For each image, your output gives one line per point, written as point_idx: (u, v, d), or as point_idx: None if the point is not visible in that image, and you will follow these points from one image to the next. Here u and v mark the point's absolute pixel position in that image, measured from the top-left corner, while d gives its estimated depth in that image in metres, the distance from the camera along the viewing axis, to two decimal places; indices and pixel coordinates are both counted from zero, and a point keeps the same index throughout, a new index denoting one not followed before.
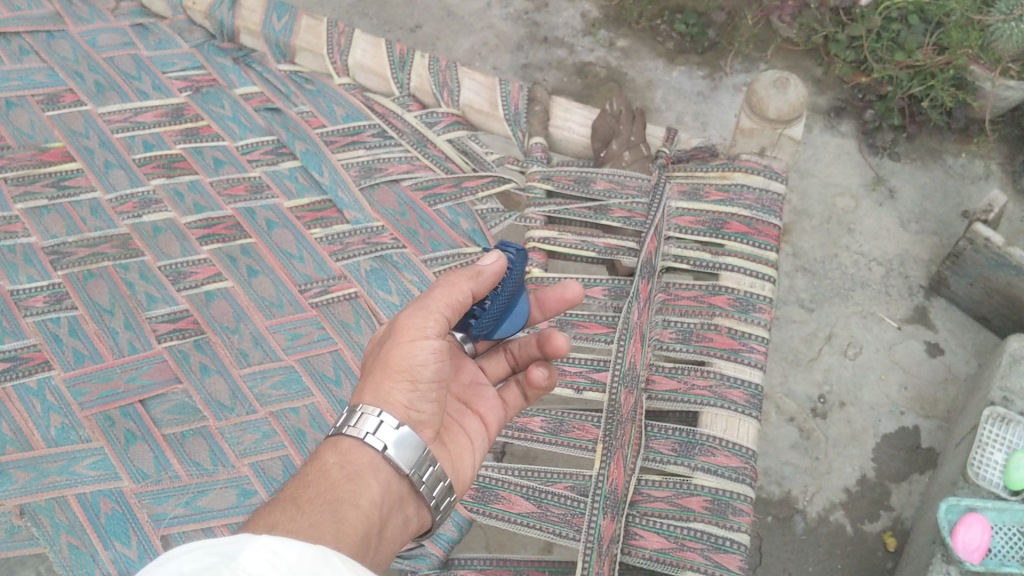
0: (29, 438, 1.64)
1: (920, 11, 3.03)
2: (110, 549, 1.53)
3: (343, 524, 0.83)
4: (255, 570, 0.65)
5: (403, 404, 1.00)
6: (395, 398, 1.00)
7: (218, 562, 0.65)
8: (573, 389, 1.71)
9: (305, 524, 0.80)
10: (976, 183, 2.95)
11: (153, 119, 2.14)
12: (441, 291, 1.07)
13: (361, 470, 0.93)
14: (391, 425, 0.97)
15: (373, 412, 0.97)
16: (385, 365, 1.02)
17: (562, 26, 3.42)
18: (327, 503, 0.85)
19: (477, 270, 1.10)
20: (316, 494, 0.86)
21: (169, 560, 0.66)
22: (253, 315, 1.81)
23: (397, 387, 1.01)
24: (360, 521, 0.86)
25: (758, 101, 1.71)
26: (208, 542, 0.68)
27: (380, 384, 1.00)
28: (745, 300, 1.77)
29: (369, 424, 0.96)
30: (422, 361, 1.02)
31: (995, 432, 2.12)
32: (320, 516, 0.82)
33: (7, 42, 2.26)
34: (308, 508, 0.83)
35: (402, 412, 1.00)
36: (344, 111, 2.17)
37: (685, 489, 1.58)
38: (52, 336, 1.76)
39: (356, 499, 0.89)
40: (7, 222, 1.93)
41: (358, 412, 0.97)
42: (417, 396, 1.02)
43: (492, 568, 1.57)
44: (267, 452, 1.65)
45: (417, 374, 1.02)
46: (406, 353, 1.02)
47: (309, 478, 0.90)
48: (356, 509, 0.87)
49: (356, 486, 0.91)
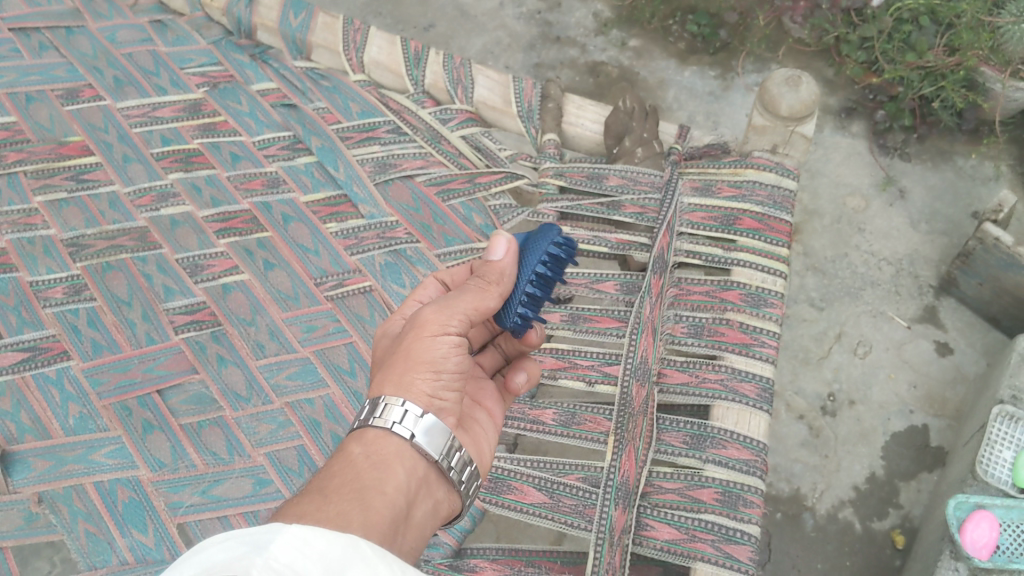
0: (47, 427, 1.65)
1: (931, 11, 3.02)
2: (127, 536, 1.55)
3: (371, 511, 0.86)
4: (287, 558, 0.67)
5: (427, 393, 1.02)
6: (419, 387, 1.02)
7: (251, 551, 0.66)
8: (585, 382, 1.73)
9: (334, 513, 0.82)
10: (986, 184, 2.96)
11: (172, 114, 2.17)
12: (471, 295, 1.09)
13: (386, 458, 0.96)
14: (415, 414, 0.99)
15: (398, 403, 0.99)
16: (406, 359, 1.04)
17: (575, 26, 3.44)
18: (355, 491, 0.88)
19: (500, 273, 1.13)
20: (342, 484, 0.89)
21: (204, 550, 0.67)
22: (270, 308, 1.84)
23: (421, 377, 1.02)
24: (387, 506, 0.88)
25: (771, 99, 1.74)
26: (240, 532, 0.70)
27: (404, 375, 1.02)
28: (756, 295, 1.78)
29: (395, 415, 0.98)
30: (444, 355, 1.04)
31: (1003, 430, 2.13)
32: (347, 504, 0.85)
33: (27, 37, 2.29)
34: (335, 498, 0.86)
35: (426, 400, 1.02)
36: (360, 108, 2.19)
37: (696, 481, 1.60)
38: (71, 327, 1.78)
39: (382, 486, 0.91)
40: (28, 215, 1.96)
41: (383, 404, 0.99)
42: (441, 385, 1.04)
43: (504, 558, 1.59)
44: (283, 442, 1.67)
45: (440, 366, 1.04)
46: (429, 347, 1.04)
47: (334, 470, 0.92)
48: (383, 495, 0.89)
49: (383, 473, 0.93)
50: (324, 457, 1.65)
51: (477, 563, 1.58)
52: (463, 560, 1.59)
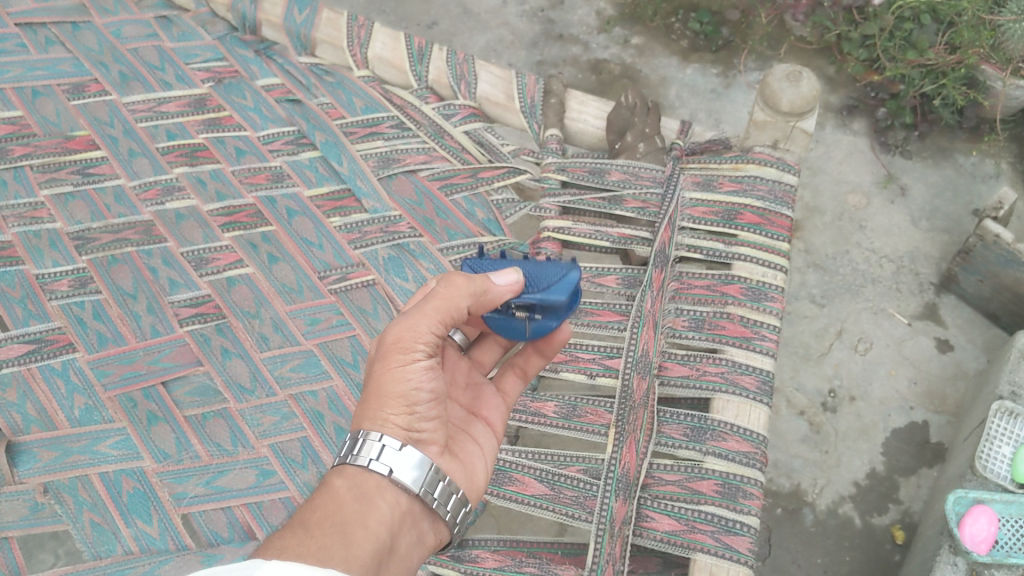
0: (53, 418, 1.67)
1: (932, 9, 3.00)
2: (132, 526, 1.56)
3: (353, 546, 0.91)
4: None
5: (402, 427, 1.08)
6: (394, 421, 1.07)
7: None
8: (586, 375, 1.74)
9: (315, 549, 0.86)
10: (986, 182, 2.97)
11: (177, 109, 2.19)
12: (436, 308, 1.09)
13: (367, 492, 1.01)
14: (393, 448, 1.05)
15: (374, 438, 1.04)
16: (380, 394, 1.08)
17: (577, 24, 3.45)
18: (337, 525, 0.92)
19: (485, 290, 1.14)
20: (324, 517, 0.93)
21: None
22: (274, 301, 1.85)
23: (395, 412, 1.08)
24: (369, 541, 0.93)
25: (771, 93, 1.75)
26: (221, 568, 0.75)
27: (378, 411, 1.07)
28: (757, 289, 1.80)
29: (372, 451, 1.04)
30: (415, 384, 1.09)
31: (1003, 425, 2.14)
32: (330, 539, 0.89)
33: (33, 32, 2.30)
34: (317, 532, 0.90)
35: (403, 434, 1.07)
36: (364, 103, 2.20)
37: (696, 473, 1.61)
38: (76, 319, 1.80)
39: (364, 520, 0.96)
40: (34, 208, 1.98)
41: (361, 440, 1.05)
42: (416, 417, 1.10)
43: (506, 549, 1.60)
44: (286, 434, 1.68)
45: (412, 399, 1.09)
46: (399, 378, 1.08)
47: (319, 501, 0.97)
48: (365, 529, 0.94)
49: (365, 507, 0.98)
50: (326, 448, 1.67)
51: (479, 554, 1.59)
52: (464, 550, 1.61)
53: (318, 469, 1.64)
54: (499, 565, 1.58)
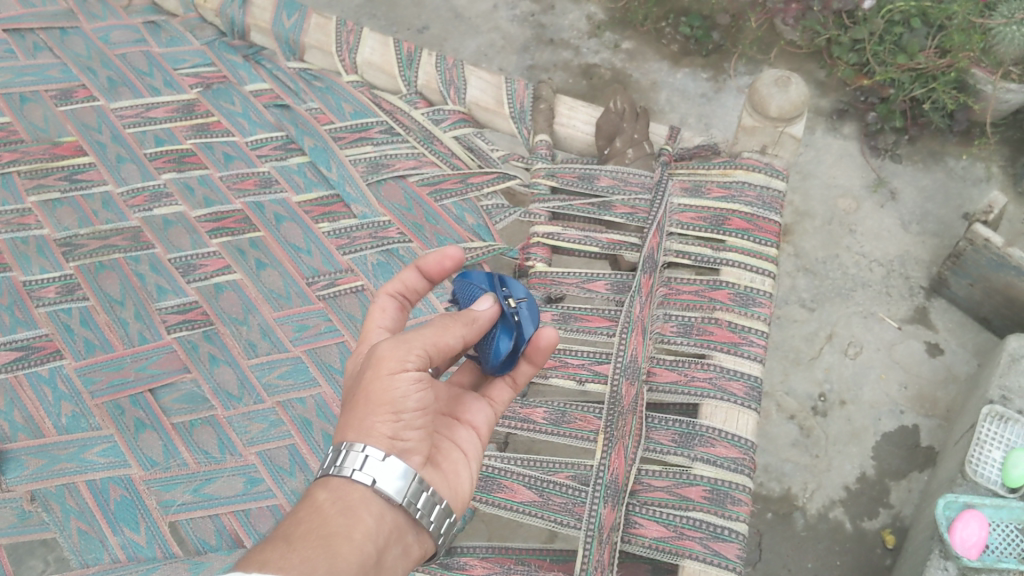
0: (40, 425, 1.66)
1: (923, 13, 3.02)
2: (119, 534, 1.55)
3: (337, 558, 0.90)
4: None
5: (387, 435, 1.06)
6: (379, 430, 1.06)
7: None
8: (575, 381, 1.74)
9: (297, 562, 0.86)
10: (976, 186, 2.98)
11: (165, 115, 2.18)
12: (431, 331, 1.09)
13: (352, 504, 1.01)
14: (377, 458, 1.03)
15: (358, 449, 1.03)
16: (368, 402, 1.06)
17: (568, 28, 3.46)
18: (321, 539, 0.92)
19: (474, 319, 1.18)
20: (309, 530, 0.93)
21: None
22: (262, 307, 1.85)
23: (381, 420, 1.06)
24: (355, 554, 0.93)
25: (760, 99, 1.75)
26: None
27: (364, 420, 1.06)
28: (745, 294, 1.80)
29: (356, 461, 1.03)
30: (401, 393, 1.06)
31: (993, 429, 2.15)
32: (313, 552, 0.89)
33: (20, 37, 2.29)
34: (300, 545, 0.90)
35: (387, 442, 1.05)
36: (353, 108, 2.20)
37: (684, 479, 1.61)
38: (64, 326, 1.79)
39: (349, 533, 0.96)
40: (21, 214, 1.97)
41: (345, 451, 1.04)
42: (402, 425, 1.08)
43: (494, 556, 1.58)
44: (274, 441, 1.67)
45: (399, 406, 1.06)
46: (387, 387, 1.06)
47: (303, 515, 0.97)
48: (351, 542, 0.94)
49: (350, 520, 0.98)
50: (314, 455, 1.66)
51: (467, 562, 1.58)
52: (452, 557, 1.60)
53: (305, 477, 1.63)
54: (487, 573, 1.56)
